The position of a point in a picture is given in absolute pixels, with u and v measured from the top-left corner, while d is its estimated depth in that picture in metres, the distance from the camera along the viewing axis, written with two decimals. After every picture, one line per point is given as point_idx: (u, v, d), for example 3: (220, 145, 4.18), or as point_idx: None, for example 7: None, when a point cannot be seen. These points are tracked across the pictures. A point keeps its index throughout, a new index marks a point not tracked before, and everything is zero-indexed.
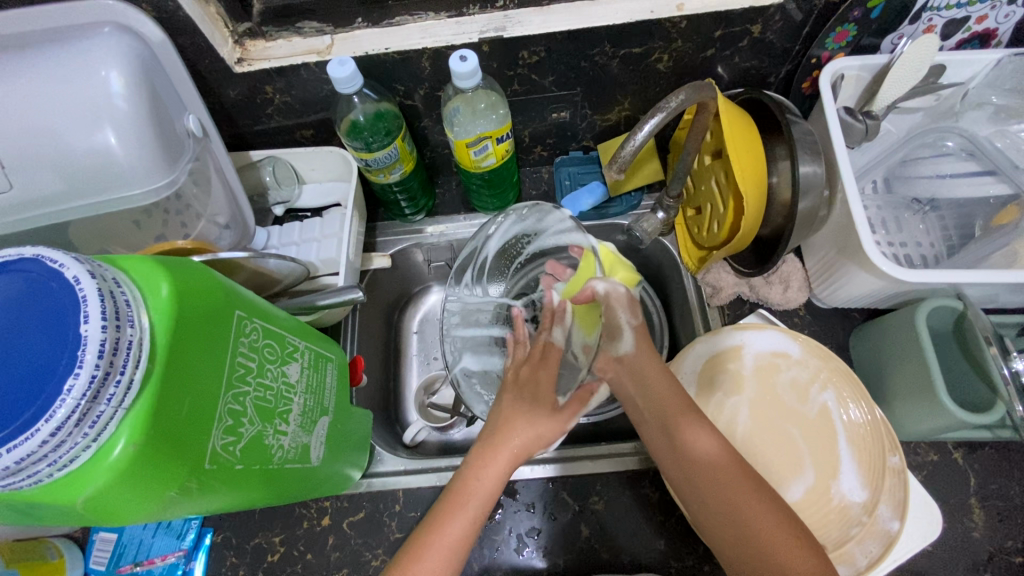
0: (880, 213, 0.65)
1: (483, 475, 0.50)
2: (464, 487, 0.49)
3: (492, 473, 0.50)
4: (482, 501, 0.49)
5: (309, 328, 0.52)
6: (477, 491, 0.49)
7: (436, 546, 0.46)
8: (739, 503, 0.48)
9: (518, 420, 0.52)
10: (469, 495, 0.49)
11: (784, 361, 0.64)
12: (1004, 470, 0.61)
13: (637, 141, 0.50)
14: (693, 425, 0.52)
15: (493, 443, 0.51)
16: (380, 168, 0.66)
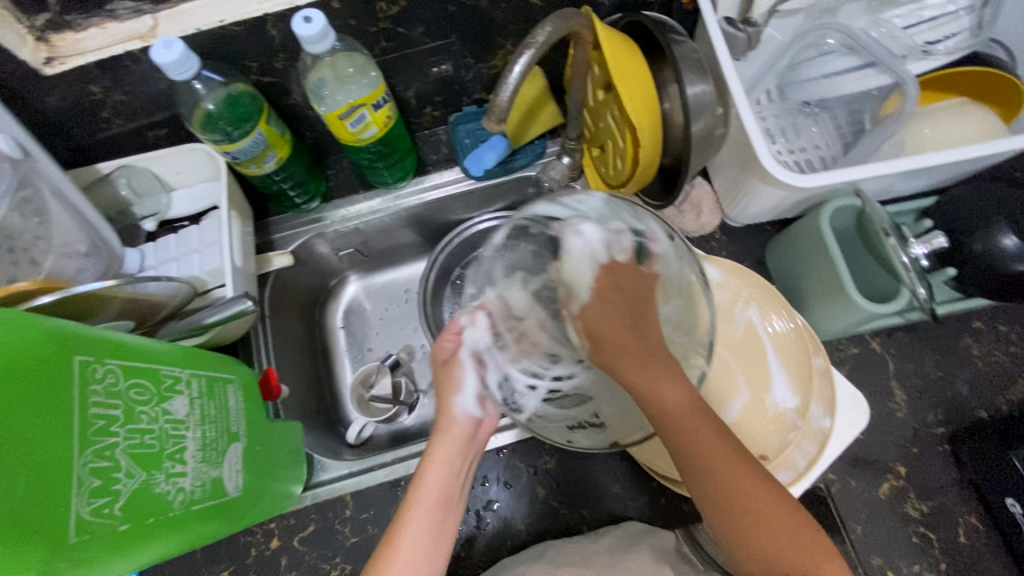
0: (778, 122, 0.65)
1: (431, 469, 0.52)
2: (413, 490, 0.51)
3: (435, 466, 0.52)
4: (432, 494, 0.50)
5: (197, 352, 0.47)
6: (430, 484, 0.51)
7: (394, 545, 0.47)
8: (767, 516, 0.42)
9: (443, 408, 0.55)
10: (422, 490, 0.51)
11: None
12: (919, 349, 0.64)
13: (510, 87, 0.44)
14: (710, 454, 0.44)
15: (437, 435, 0.54)
16: (249, 159, 0.60)
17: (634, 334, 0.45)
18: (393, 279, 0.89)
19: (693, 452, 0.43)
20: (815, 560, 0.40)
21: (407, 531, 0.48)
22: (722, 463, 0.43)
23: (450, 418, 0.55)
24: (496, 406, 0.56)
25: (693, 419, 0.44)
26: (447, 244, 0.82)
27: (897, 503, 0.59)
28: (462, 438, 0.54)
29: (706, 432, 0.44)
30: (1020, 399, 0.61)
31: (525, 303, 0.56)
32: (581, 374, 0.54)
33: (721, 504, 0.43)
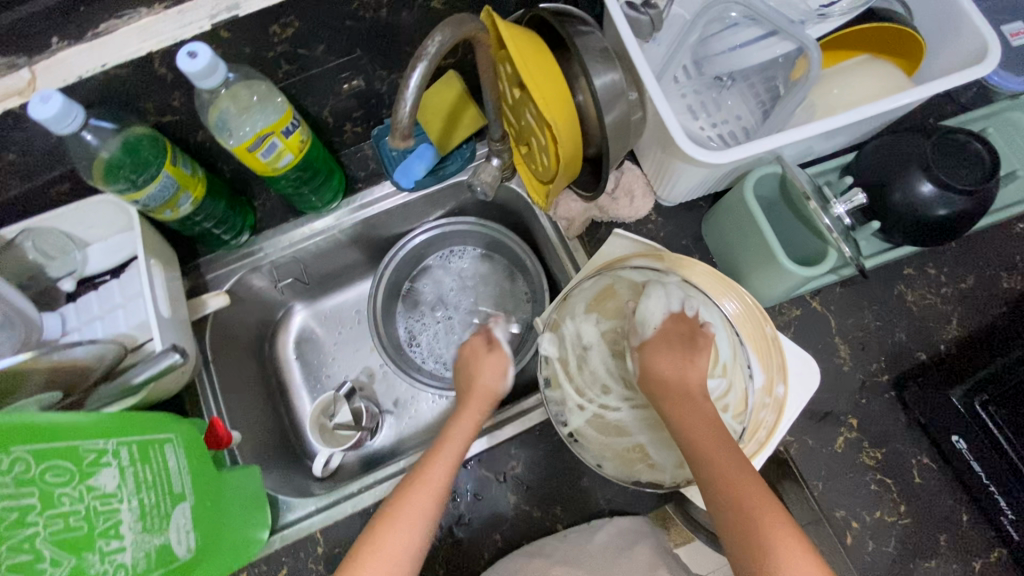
0: (697, 98, 0.67)
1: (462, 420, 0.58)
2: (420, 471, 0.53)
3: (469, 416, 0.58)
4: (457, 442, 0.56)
5: (126, 417, 0.45)
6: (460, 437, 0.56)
7: (425, 480, 0.52)
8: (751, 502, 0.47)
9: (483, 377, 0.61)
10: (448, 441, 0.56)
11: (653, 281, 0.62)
12: (857, 302, 0.66)
13: (410, 100, 0.43)
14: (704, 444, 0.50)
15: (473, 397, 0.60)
16: (161, 205, 0.57)
17: (679, 356, 0.55)
18: (342, 303, 0.87)
19: (698, 447, 0.50)
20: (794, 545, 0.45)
21: (433, 468, 0.53)
22: (723, 453, 0.50)
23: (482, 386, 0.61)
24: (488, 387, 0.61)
25: (698, 422, 0.52)
26: (390, 259, 0.81)
27: (853, 455, 0.61)
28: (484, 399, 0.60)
29: (707, 433, 0.51)
30: (954, 337, 0.64)
31: (594, 334, 0.60)
32: (627, 410, 0.58)
33: (713, 489, 0.48)
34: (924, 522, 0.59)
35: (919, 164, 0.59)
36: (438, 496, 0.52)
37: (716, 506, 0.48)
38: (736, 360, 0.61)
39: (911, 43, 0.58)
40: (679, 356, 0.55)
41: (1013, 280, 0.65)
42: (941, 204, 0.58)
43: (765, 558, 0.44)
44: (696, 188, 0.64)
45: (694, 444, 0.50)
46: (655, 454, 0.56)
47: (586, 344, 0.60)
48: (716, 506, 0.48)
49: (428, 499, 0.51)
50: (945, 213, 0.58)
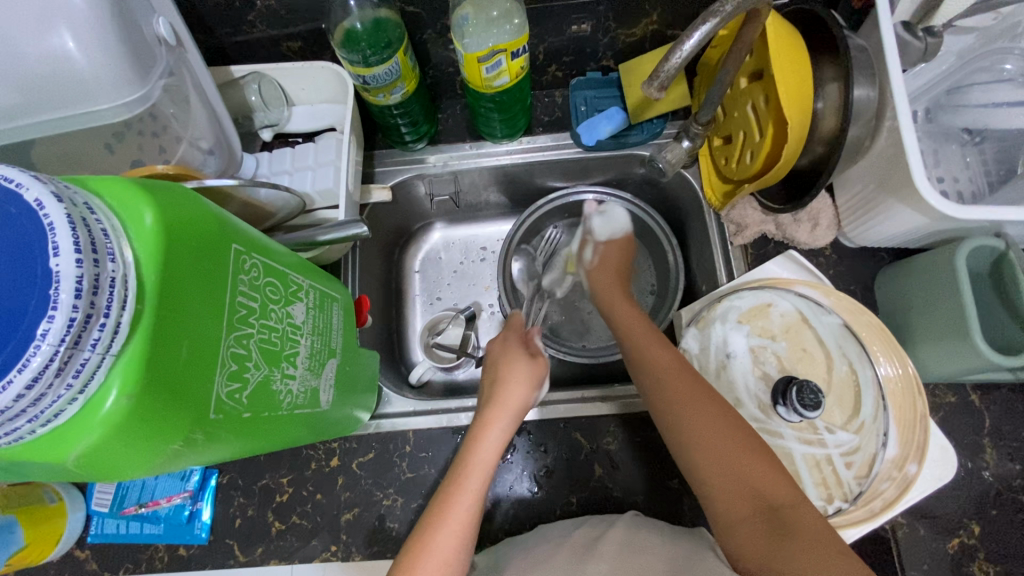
0: (921, 143, 0.61)
1: (486, 444, 0.55)
2: (441, 511, 0.50)
3: (494, 436, 0.55)
4: (483, 468, 0.53)
5: (311, 265, 0.48)
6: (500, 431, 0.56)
7: (446, 514, 0.50)
8: (735, 459, 0.49)
9: (512, 384, 0.60)
10: (473, 465, 0.53)
11: (814, 316, 0.60)
12: (1021, 411, 0.61)
13: (684, 53, 0.42)
14: (650, 354, 0.60)
15: (497, 409, 0.57)
16: (379, 87, 0.59)
17: (648, 337, 0.63)
18: (474, 235, 0.88)
19: (674, 423, 0.53)
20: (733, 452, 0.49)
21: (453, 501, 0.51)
22: (705, 411, 0.52)
23: (515, 397, 0.59)
24: (522, 397, 0.59)
25: (659, 352, 0.60)
26: (536, 209, 0.81)
27: (963, 561, 0.57)
28: (513, 412, 0.58)
29: (694, 408, 0.53)
30: None
31: (740, 346, 0.60)
32: None
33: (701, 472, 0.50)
34: None
35: None
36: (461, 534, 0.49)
37: (711, 481, 0.49)
38: (876, 423, 0.56)
39: None
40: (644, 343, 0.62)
41: None
42: None
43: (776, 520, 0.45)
44: (890, 238, 0.61)
45: (672, 426, 0.53)
46: None
47: (729, 350, 0.60)
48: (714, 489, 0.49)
49: (463, 524, 0.50)
50: None
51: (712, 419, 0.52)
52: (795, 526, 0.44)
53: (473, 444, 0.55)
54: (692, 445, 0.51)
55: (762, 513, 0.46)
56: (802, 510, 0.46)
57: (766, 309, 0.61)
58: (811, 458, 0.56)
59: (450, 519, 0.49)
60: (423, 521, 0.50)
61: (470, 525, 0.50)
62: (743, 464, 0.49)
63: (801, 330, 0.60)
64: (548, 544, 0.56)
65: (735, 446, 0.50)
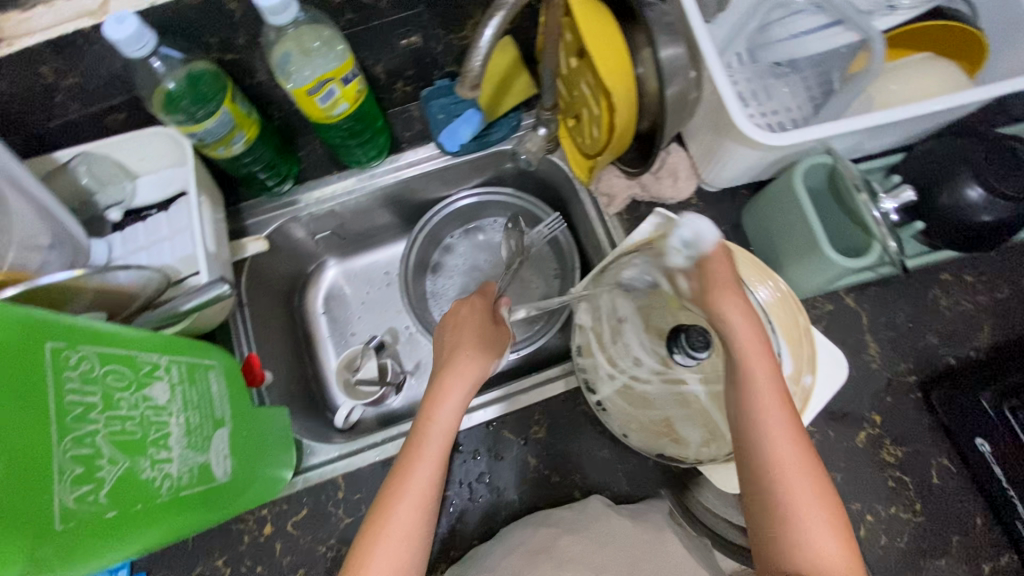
0: (749, 85, 0.66)
1: (439, 418, 0.53)
2: (383, 514, 0.48)
3: (448, 409, 0.53)
4: (438, 443, 0.51)
5: (175, 339, 0.46)
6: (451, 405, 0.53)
7: (390, 525, 0.48)
8: (797, 507, 0.44)
9: (469, 351, 0.57)
10: (427, 442, 0.51)
11: None
12: (892, 303, 0.66)
13: (483, 52, 0.43)
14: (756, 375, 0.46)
15: (455, 375, 0.55)
16: (216, 141, 0.58)
17: (752, 348, 0.47)
18: (372, 262, 0.87)
19: (754, 442, 0.45)
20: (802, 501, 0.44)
21: (395, 508, 0.48)
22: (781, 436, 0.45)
23: (476, 367, 0.56)
24: (482, 367, 0.56)
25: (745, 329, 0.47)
26: (425, 223, 0.82)
27: (873, 451, 0.62)
28: (471, 378, 0.55)
29: (779, 429, 0.45)
30: (988, 344, 0.64)
31: (630, 309, 0.63)
32: (656, 382, 0.60)
33: (759, 501, 0.45)
34: (939, 523, 0.60)
35: (970, 169, 0.59)
36: (406, 540, 0.47)
37: (755, 509, 0.46)
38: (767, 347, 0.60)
39: (971, 41, 0.58)
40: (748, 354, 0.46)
41: None
42: (987, 210, 0.58)
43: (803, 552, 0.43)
44: (741, 176, 0.65)
45: (749, 442, 0.46)
46: (681, 429, 0.58)
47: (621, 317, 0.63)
48: (765, 521, 0.45)
49: (422, 500, 0.49)
50: (990, 219, 0.58)
51: (792, 457, 0.45)
52: None
53: (425, 418, 0.53)
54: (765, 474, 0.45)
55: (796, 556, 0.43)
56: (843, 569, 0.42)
57: None
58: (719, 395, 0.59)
59: (407, 496, 0.49)
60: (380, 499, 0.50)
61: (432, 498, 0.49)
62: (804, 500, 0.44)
63: None
64: (497, 551, 0.56)
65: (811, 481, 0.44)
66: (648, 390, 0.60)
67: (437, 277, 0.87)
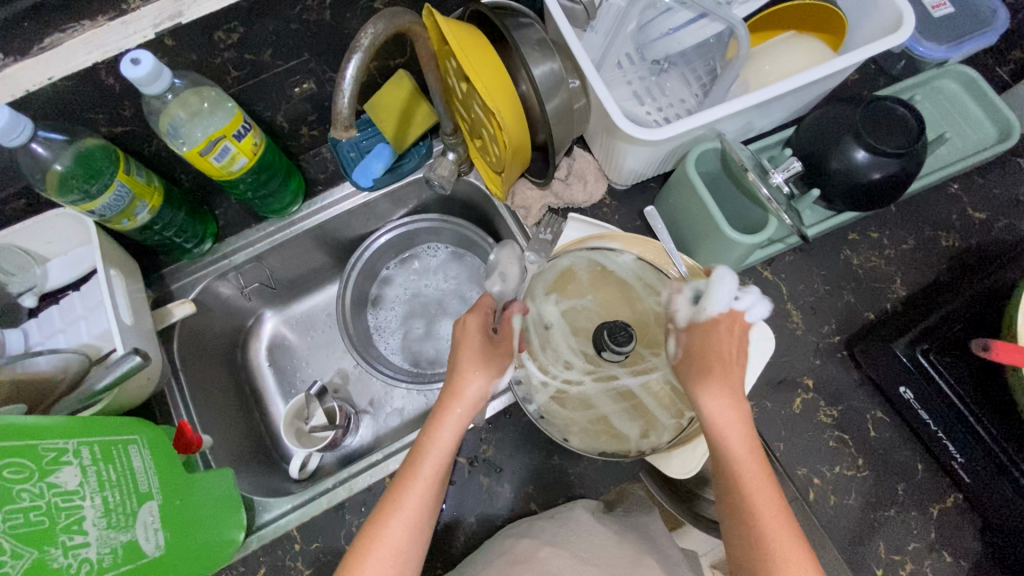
0: (641, 83, 0.69)
1: (439, 437, 0.54)
2: (373, 536, 0.50)
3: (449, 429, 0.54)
4: (436, 460, 0.53)
5: (88, 420, 0.46)
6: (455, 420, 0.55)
7: (383, 547, 0.49)
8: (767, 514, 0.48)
9: (467, 371, 0.56)
10: (426, 460, 0.53)
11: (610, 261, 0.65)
12: (807, 269, 0.69)
13: (347, 94, 0.44)
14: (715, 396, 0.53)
15: (451, 399, 0.55)
16: (118, 214, 0.58)
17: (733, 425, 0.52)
18: (312, 306, 0.87)
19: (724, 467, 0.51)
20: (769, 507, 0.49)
21: (388, 533, 0.50)
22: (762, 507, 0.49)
23: (475, 389, 0.56)
24: (481, 386, 0.56)
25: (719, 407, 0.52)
26: (356, 260, 0.81)
27: (811, 415, 0.64)
28: (469, 404, 0.55)
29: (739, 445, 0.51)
30: (902, 295, 0.67)
31: (557, 315, 0.64)
32: (589, 383, 0.61)
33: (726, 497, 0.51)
34: (883, 474, 0.62)
35: (851, 132, 0.62)
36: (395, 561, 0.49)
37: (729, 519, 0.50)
38: None
39: (831, 18, 0.61)
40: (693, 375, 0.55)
41: (951, 238, 0.69)
42: (874, 168, 0.61)
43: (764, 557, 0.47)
44: (645, 171, 0.67)
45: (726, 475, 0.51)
46: (618, 424, 0.60)
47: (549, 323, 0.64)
48: (732, 521, 0.50)
49: (415, 515, 0.51)
50: (878, 177, 0.61)
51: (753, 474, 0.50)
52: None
53: (426, 435, 0.54)
54: (732, 485, 0.50)
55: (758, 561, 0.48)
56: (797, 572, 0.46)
57: (569, 270, 0.65)
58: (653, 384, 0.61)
59: (402, 510, 0.51)
60: (375, 514, 0.52)
61: (421, 517, 0.51)
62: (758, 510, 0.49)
63: (603, 278, 0.64)
64: None
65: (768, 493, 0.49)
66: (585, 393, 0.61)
67: (377, 311, 0.87)
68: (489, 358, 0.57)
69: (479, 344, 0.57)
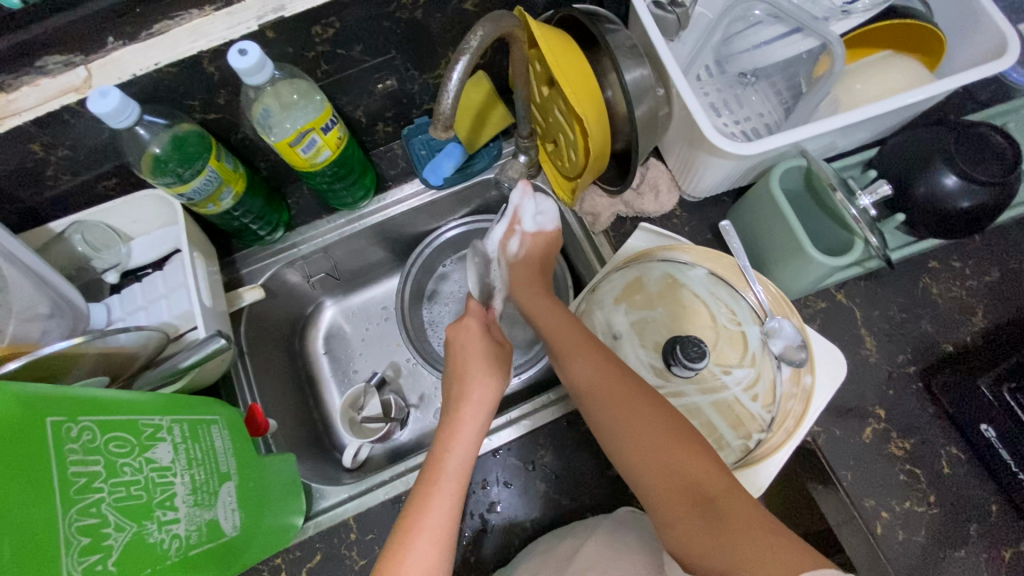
0: (720, 95, 0.68)
1: (456, 447, 0.55)
2: (397, 546, 0.49)
3: (465, 436, 0.56)
4: (458, 468, 0.54)
5: (177, 397, 0.47)
6: (467, 434, 0.56)
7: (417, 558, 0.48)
8: (671, 453, 0.51)
9: (476, 379, 0.59)
10: (445, 475, 0.53)
11: (682, 275, 0.63)
12: (884, 295, 0.67)
13: (451, 94, 0.44)
14: (569, 358, 0.59)
15: (458, 409, 0.58)
16: (205, 199, 0.60)
17: (597, 364, 0.58)
18: (370, 298, 0.88)
19: (607, 420, 0.55)
20: (656, 438, 0.52)
21: (416, 544, 0.49)
22: (648, 434, 0.53)
23: (478, 392, 0.59)
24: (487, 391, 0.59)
25: (580, 348, 0.59)
26: (417, 255, 0.83)
27: (881, 445, 0.62)
28: (478, 409, 0.58)
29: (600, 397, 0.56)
30: (983, 328, 0.65)
31: (625, 325, 0.64)
32: None
33: (625, 449, 0.54)
34: (956, 512, 0.60)
35: (942, 156, 0.60)
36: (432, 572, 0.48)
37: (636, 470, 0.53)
38: (765, 353, 0.60)
39: (932, 39, 0.59)
40: (567, 344, 0.60)
41: None
42: (965, 196, 0.59)
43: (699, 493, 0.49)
44: (723, 183, 0.66)
45: (614, 429, 0.55)
46: None
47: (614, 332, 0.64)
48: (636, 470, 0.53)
49: (442, 528, 0.50)
50: (969, 205, 0.59)
51: (632, 415, 0.54)
52: (728, 510, 0.47)
53: (443, 451, 0.55)
54: (616, 431, 0.55)
55: (699, 508, 0.48)
56: (734, 497, 0.48)
57: (636, 281, 0.64)
58: (721, 403, 0.60)
59: (427, 527, 0.50)
60: (397, 532, 0.50)
61: (449, 532, 0.50)
62: (660, 446, 0.52)
63: (674, 291, 0.63)
64: None
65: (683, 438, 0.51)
66: None
67: (433, 308, 0.87)
68: (490, 365, 0.61)
69: (482, 351, 0.62)
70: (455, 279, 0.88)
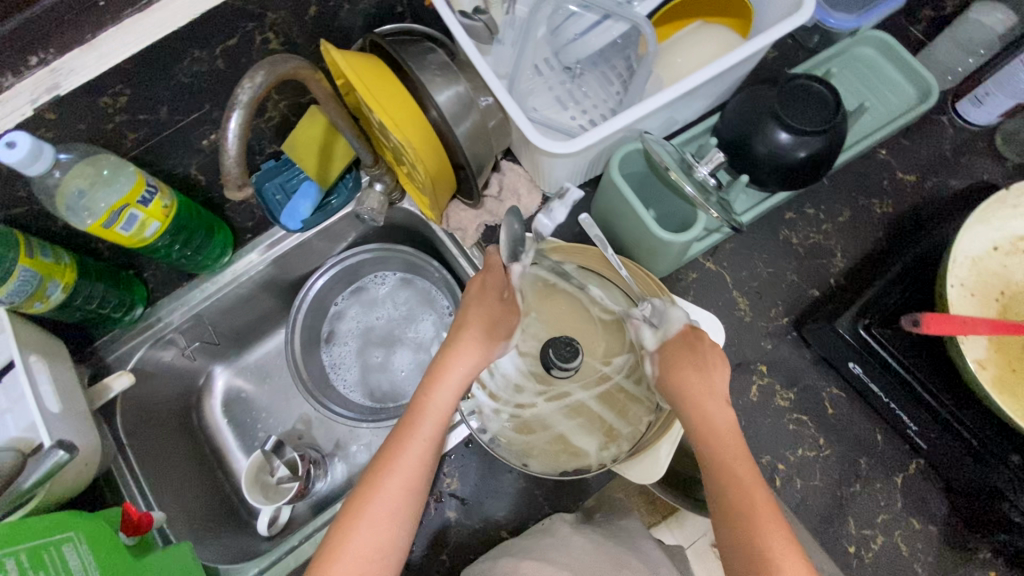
0: (560, 90, 0.67)
1: (424, 419, 0.54)
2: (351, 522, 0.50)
3: (434, 411, 0.54)
4: (421, 441, 0.53)
5: (14, 524, 0.43)
6: (433, 413, 0.54)
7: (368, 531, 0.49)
8: (770, 535, 0.47)
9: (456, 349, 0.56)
10: (407, 449, 0.52)
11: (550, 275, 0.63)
12: (750, 255, 0.69)
13: (233, 151, 0.42)
14: (693, 385, 0.53)
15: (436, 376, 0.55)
16: (28, 298, 0.56)
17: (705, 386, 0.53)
18: (266, 353, 0.85)
19: (717, 476, 0.50)
20: (763, 510, 0.47)
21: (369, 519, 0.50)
22: (757, 507, 0.48)
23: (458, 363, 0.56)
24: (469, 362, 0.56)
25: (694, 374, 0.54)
26: (301, 301, 0.79)
27: (768, 400, 0.64)
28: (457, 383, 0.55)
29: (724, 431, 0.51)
30: (844, 268, 0.68)
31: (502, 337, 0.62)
32: (542, 404, 0.61)
33: (724, 516, 0.48)
34: (845, 450, 0.62)
35: (770, 114, 0.61)
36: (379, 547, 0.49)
37: (728, 537, 0.48)
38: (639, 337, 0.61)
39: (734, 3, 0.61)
40: (693, 371, 0.54)
41: (884, 205, 0.70)
42: (799, 148, 0.61)
43: (759, 537, 0.46)
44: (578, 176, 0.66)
45: (719, 487, 0.49)
46: (576, 441, 0.59)
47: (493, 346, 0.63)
48: (731, 538, 0.48)
49: (396, 502, 0.51)
50: (804, 155, 0.61)
51: (745, 472, 0.49)
52: None
53: (412, 421, 0.54)
54: (730, 483, 0.49)
55: None
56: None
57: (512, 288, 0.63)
58: (605, 393, 0.61)
59: (379, 501, 0.50)
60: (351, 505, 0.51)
61: (401, 508, 0.50)
62: (765, 522, 0.47)
63: (546, 293, 0.63)
64: None
65: (769, 512, 0.47)
66: (536, 413, 0.61)
67: (332, 350, 0.85)
68: (478, 334, 0.57)
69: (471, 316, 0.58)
70: (350, 315, 0.86)
